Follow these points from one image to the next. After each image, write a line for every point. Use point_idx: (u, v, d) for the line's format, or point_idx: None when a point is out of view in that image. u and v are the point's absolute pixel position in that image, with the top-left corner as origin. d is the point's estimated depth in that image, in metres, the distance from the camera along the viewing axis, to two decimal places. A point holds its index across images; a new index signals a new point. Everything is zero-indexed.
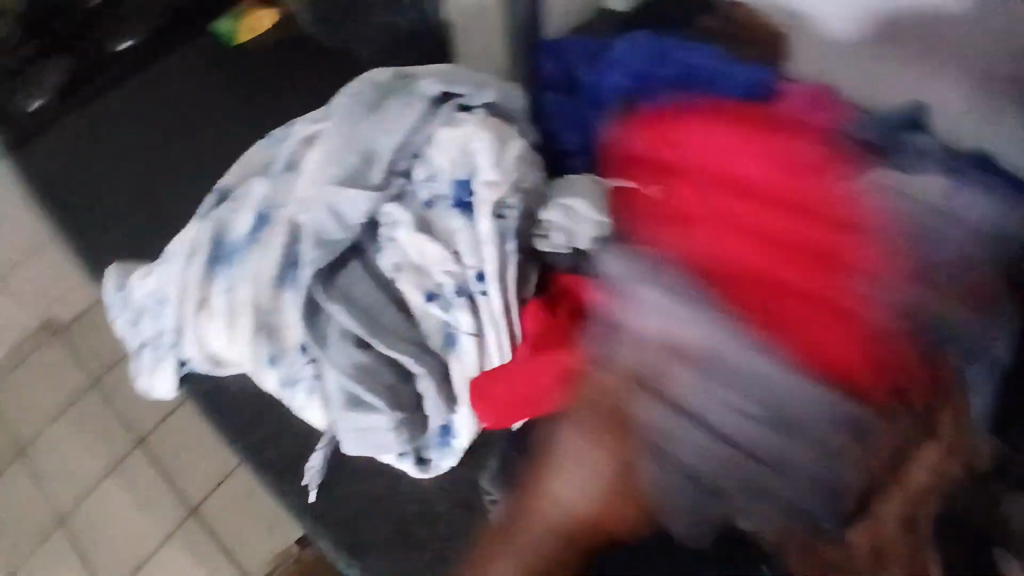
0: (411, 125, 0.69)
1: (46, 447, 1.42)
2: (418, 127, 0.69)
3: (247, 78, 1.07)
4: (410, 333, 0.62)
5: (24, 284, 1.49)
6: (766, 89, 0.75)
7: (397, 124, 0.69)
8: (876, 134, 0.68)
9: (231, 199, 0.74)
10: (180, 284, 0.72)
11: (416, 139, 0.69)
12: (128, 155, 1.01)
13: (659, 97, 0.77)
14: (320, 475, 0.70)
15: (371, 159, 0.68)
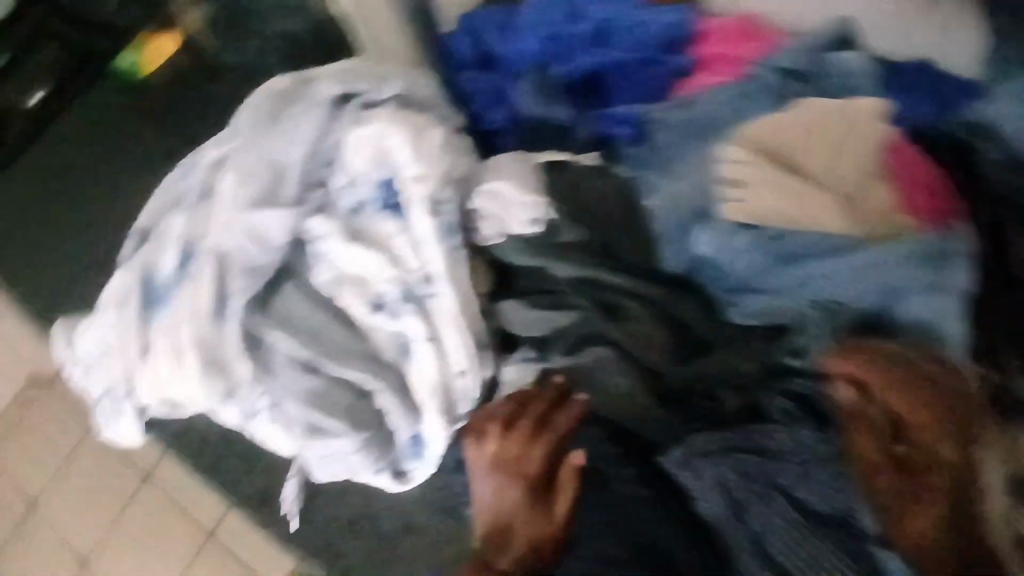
0: (314, 136, 0.62)
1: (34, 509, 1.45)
2: (324, 136, 0.63)
3: (162, 110, 1.05)
4: (357, 347, 0.61)
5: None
6: (679, 33, 0.80)
7: (296, 135, 0.63)
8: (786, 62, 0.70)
9: (153, 238, 0.70)
10: (122, 338, 0.70)
11: (320, 150, 0.63)
12: (68, 205, 1.02)
13: (577, 56, 0.81)
14: (299, 508, 0.68)
15: (280, 175, 0.62)
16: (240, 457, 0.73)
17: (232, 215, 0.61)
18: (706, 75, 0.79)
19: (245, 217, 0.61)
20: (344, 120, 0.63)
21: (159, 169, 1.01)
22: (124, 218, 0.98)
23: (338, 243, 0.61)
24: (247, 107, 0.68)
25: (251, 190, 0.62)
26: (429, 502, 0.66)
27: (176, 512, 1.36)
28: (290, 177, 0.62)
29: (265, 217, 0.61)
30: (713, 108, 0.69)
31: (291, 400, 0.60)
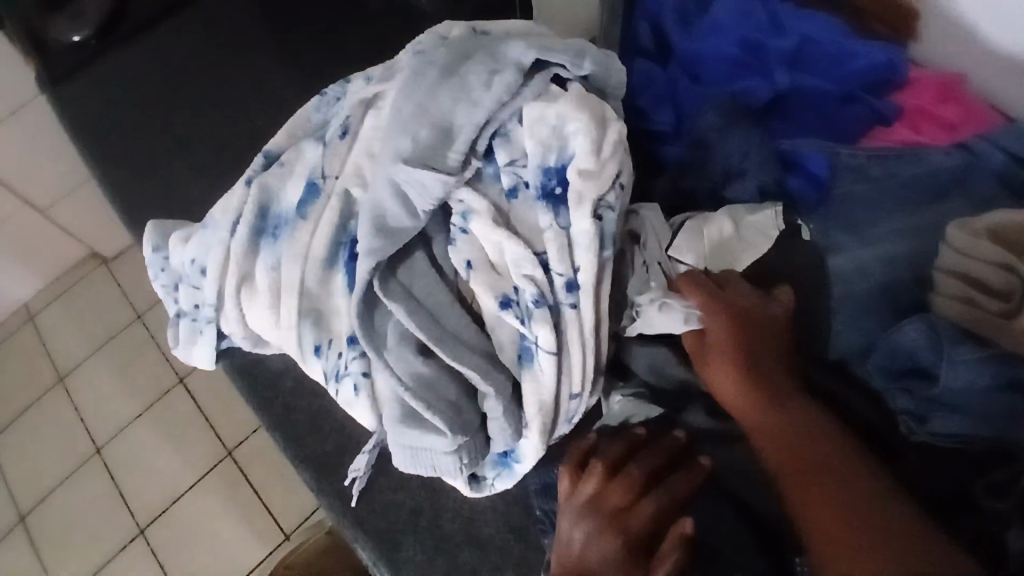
0: (494, 100, 0.56)
1: (90, 378, 1.57)
2: (503, 103, 0.56)
3: (300, 28, 1.01)
4: (475, 340, 0.56)
5: (71, 212, 1.52)
6: (890, 74, 0.67)
7: (473, 93, 0.56)
8: (1017, 144, 0.61)
9: (281, 164, 0.65)
10: (223, 256, 0.65)
11: (495, 116, 0.56)
12: (181, 100, 0.98)
13: (771, 74, 0.71)
14: (363, 480, 0.63)
15: (447, 132, 0.56)
16: (309, 411, 0.69)
17: (383, 164, 0.56)
18: (910, 133, 0.66)
19: (396, 170, 0.55)
20: (526, 93, 0.57)
21: (280, 85, 0.97)
22: (235, 129, 0.95)
23: (484, 225, 0.56)
24: (421, 52, 0.63)
25: (407, 141, 0.56)
26: (500, 514, 0.62)
27: (195, 411, 1.50)
28: (453, 139, 0.56)
29: (416, 175, 0.55)
30: (921, 175, 0.59)
31: (391, 375, 0.55)
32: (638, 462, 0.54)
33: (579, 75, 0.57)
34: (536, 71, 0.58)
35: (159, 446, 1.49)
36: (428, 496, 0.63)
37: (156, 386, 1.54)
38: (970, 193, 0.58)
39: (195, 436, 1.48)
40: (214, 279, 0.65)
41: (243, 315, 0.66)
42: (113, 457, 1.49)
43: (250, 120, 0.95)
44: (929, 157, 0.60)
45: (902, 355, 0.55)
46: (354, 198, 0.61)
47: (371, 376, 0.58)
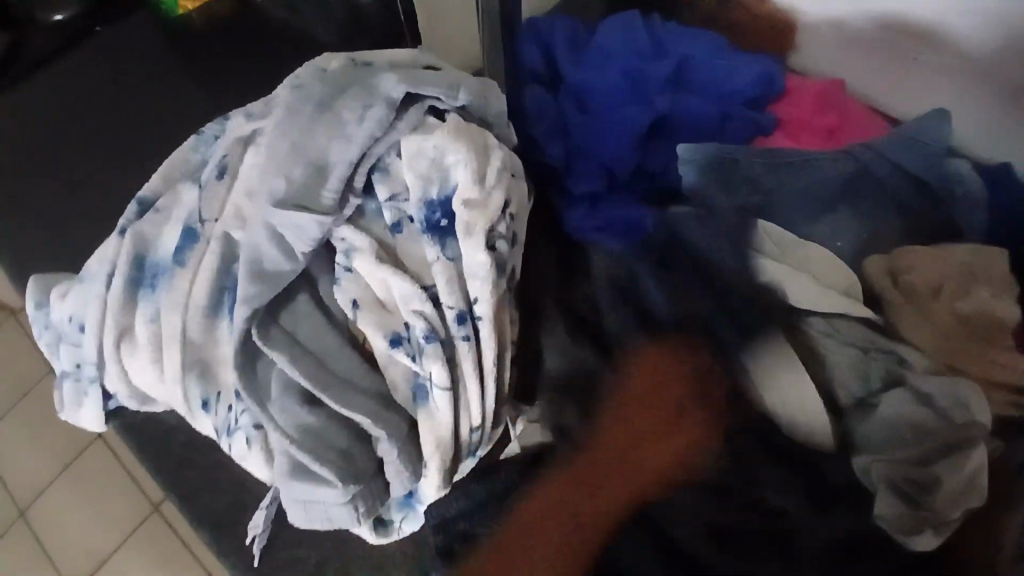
0: (368, 134, 0.55)
1: (0, 440, 1.46)
2: (378, 137, 0.55)
3: (193, 62, 0.98)
4: (366, 382, 0.54)
5: None
6: (768, 89, 0.74)
7: (348, 129, 0.55)
8: (911, 162, 0.64)
9: (156, 211, 0.63)
10: (100, 311, 0.62)
11: (373, 150, 0.55)
12: (67, 143, 0.92)
13: (653, 96, 0.73)
14: (263, 538, 0.60)
15: (322, 170, 0.54)
16: (207, 466, 0.66)
17: (258, 207, 0.54)
18: (791, 141, 0.72)
19: (269, 213, 0.53)
20: (401, 126, 0.55)
21: (174, 121, 0.93)
22: (125, 169, 0.90)
23: (367, 262, 0.54)
24: (297, 86, 0.61)
25: (280, 181, 0.54)
26: (410, 556, 0.60)
27: (118, 466, 1.42)
28: (327, 176, 0.54)
29: (292, 217, 0.53)
30: (811, 185, 0.64)
31: (275, 428, 0.52)
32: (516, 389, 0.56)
33: (456, 106, 0.57)
34: (409, 101, 0.57)
35: (78, 509, 1.39)
36: (336, 546, 0.60)
37: (73, 444, 1.45)
38: (859, 199, 0.63)
39: (119, 493, 1.40)
40: (93, 337, 0.61)
41: (126, 371, 0.63)
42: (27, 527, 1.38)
43: (140, 160, 0.90)
44: (819, 165, 0.65)
45: (858, 375, 0.52)
46: (235, 241, 0.59)
47: (262, 428, 0.56)
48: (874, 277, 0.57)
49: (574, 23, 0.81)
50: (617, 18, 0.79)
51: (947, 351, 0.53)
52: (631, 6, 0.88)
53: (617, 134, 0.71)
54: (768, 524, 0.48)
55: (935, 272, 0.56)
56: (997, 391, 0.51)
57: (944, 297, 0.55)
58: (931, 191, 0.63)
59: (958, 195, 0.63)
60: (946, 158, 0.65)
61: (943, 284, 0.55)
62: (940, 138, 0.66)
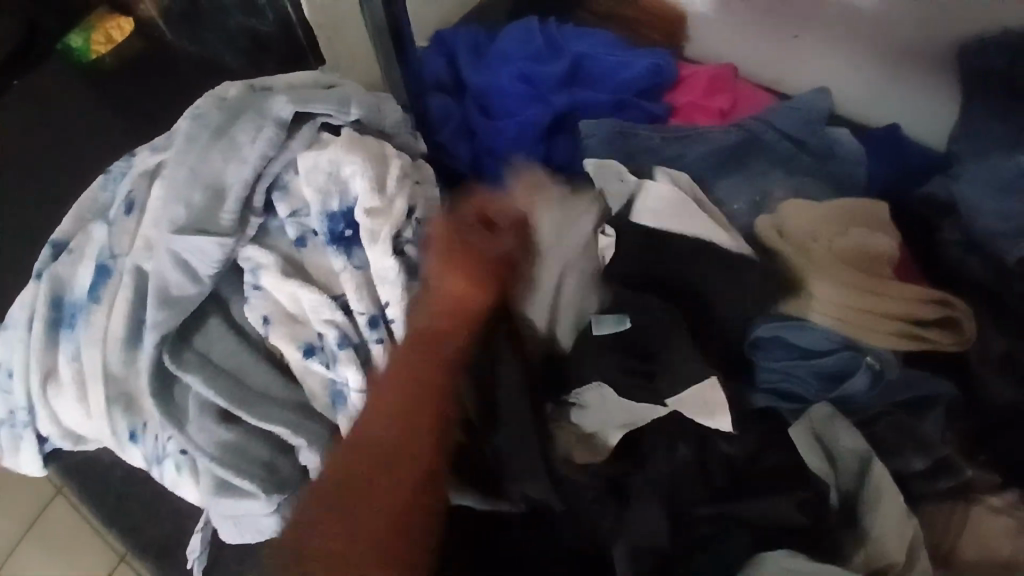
0: (262, 155, 0.56)
1: None
2: (273, 157, 0.57)
3: (111, 104, 0.98)
4: (284, 397, 0.55)
5: None
6: (662, 78, 0.78)
7: (241, 150, 0.57)
8: (792, 124, 0.70)
9: (69, 252, 0.64)
10: (25, 356, 0.63)
11: (269, 168, 0.57)
12: None
13: (551, 95, 0.76)
14: (203, 560, 0.61)
15: (219, 193, 0.56)
16: (146, 497, 0.67)
17: (159, 235, 0.55)
18: (686, 125, 0.76)
19: (172, 241, 0.55)
20: (295, 144, 0.58)
21: (92, 165, 0.93)
22: (47, 215, 0.90)
23: (275, 278, 0.55)
24: (197, 112, 0.62)
25: (182, 211, 0.55)
26: None
27: (83, 517, 1.37)
28: (224, 200, 0.56)
29: (192, 242, 0.55)
30: (703, 153, 0.68)
31: (197, 450, 0.54)
32: None
33: (350, 120, 0.59)
34: (304, 121, 0.59)
35: (50, 565, 1.34)
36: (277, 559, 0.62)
37: (36, 501, 1.39)
38: (743, 166, 0.68)
39: (88, 544, 1.36)
40: (21, 381, 0.62)
41: (55, 413, 0.63)
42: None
43: (62, 206, 0.90)
44: (711, 136, 0.69)
45: (762, 344, 0.57)
46: (146, 272, 0.60)
47: (190, 452, 0.57)
48: (763, 234, 0.61)
49: (476, 32, 0.84)
50: (515, 24, 0.82)
51: (842, 300, 0.56)
52: (530, 11, 0.92)
53: (518, 139, 0.74)
54: (697, 499, 0.52)
55: (817, 226, 0.60)
56: (890, 322, 0.56)
57: (823, 244, 0.59)
58: (809, 150, 0.69)
59: (828, 149, 0.69)
60: (826, 125, 0.71)
61: (823, 233, 0.60)
62: (822, 100, 0.72)
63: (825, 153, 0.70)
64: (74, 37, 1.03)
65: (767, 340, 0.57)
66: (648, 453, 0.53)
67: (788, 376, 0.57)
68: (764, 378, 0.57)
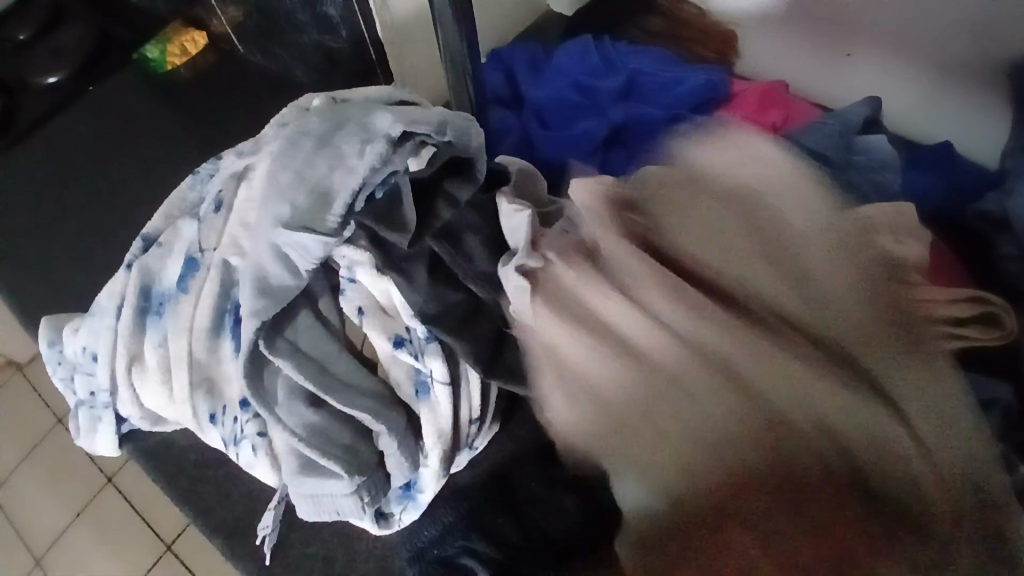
0: (368, 166, 0.60)
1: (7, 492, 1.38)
2: (377, 169, 0.60)
3: (184, 111, 1.04)
4: (364, 384, 0.60)
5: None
6: (714, 93, 0.81)
7: (347, 159, 0.60)
8: (818, 143, 0.73)
9: (158, 247, 0.69)
10: (112, 341, 0.67)
11: (372, 180, 0.60)
12: (67, 197, 0.98)
13: (607, 108, 0.80)
14: (274, 537, 0.65)
15: (323, 197, 0.59)
16: (219, 479, 0.72)
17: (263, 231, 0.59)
18: (738, 138, 0.79)
19: (277, 236, 0.59)
20: (396, 159, 0.61)
21: (167, 168, 0.99)
22: (125, 214, 0.96)
23: (369, 273, 0.60)
24: (284, 125, 0.67)
25: (286, 206, 0.59)
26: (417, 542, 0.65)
27: (128, 508, 1.33)
28: (331, 203, 0.59)
29: (296, 239, 0.58)
30: None
31: (283, 430, 0.58)
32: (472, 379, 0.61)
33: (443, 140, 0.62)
34: (403, 139, 0.62)
35: (93, 554, 1.30)
36: (341, 540, 0.67)
37: (82, 487, 1.36)
38: None
39: (129, 539, 1.31)
40: (107, 365, 0.67)
41: (138, 395, 0.68)
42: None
43: (139, 206, 0.96)
44: (740, 159, 0.73)
45: None
46: (232, 267, 0.63)
47: (267, 434, 0.61)
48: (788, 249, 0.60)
49: (533, 49, 0.88)
50: (571, 42, 0.86)
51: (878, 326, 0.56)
52: (584, 29, 0.96)
53: (580, 145, 0.78)
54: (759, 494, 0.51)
55: (834, 236, 0.59)
56: (929, 324, 0.56)
57: (854, 261, 0.58)
58: (833, 166, 0.72)
59: (857, 163, 0.72)
60: (859, 136, 0.75)
61: (840, 241, 0.59)
62: (852, 121, 0.75)
63: (852, 167, 0.72)
64: (151, 48, 1.10)
65: None
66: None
67: None
68: None
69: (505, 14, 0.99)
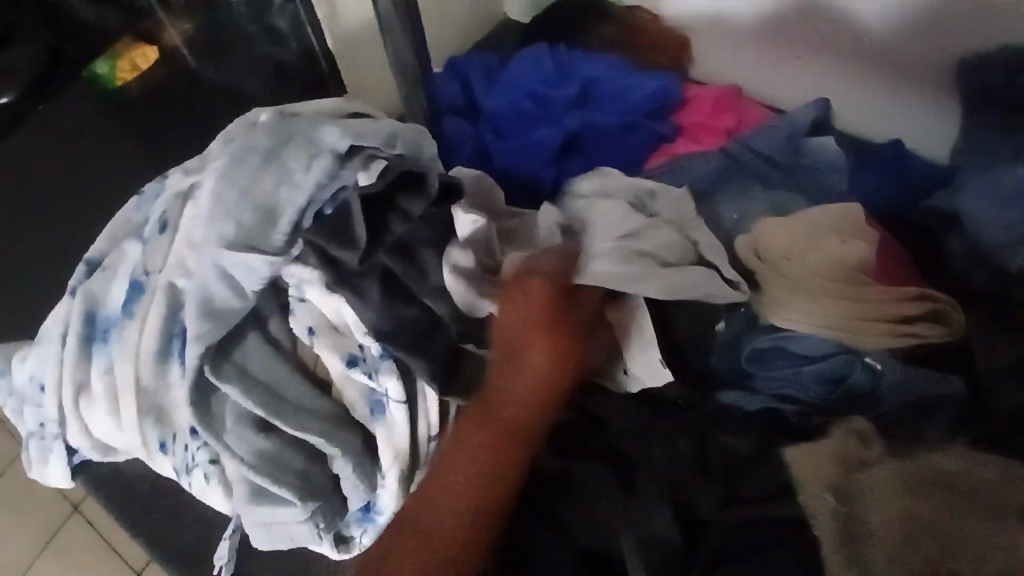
0: (316, 182, 0.60)
1: None
2: (325, 184, 0.60)
3: (136, 129, 1.02)
4: (315, 407, 0.58)
5: None
6: (668, 99, 0.81)
7: (294, 175, 0.60)
8: (769, 147, 0.74)
9: (104, 271, 0.67)
10: (58, 370, 0.65)
11: (320, 196, 0.60)
12: (13, 220, 0.95)
13: (562, 116, 0.80)
14: (230, 567, 0.63)
15: (270, 215, 0.59)
16: (175, 507, 0.69)
17: (207, 250, 0.58)
18: (692, 143, 0.80)
19: (221, 256, 0.58)
20: (345, 173, 0.61)
21: (119, 188, 0.97)
22: (76, 236, 0.93)
23: (318, 291, 0.58)
24: (229, 142, 0.66)
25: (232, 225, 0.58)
26: None
27: (96, 536, 1.28)
28: (278, 220, 0.59)
29: (243, 258, 0.57)
30: (687, 183, 0.72)
31: (234, 457, 0.57)
32: (427, 398, 0.59)
33: (393, 154, 0.63)
34: (350, 154, 0.62)
35: None
36: (301, 565, 0.65)
37: (46, 517, 1.31)
38: (729, 187, 0.71)
39: (97, 569, 1.26)
40: (54, 395, 0.65)
41: (87, 425, 0.65)
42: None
43: (90, 226, 0.94)
44: (694, 165, 0.74)
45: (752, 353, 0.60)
46: (178, 288, 0.62)
47: (219, 462, 0.59)
48: (742, 254, 0.63)
49: (488, 58, 0.88)
50: (526, 51, 0.86)
51: (817, 323, 0.58)
52: (540, 36, 0.96)
53: (533, 155, 0.78)
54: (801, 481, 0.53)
55: (791, 242, 0.62)
56: (872, 324, 0.58)
57: (798, 262, 0.60)
58: (785, 169, 0.73)
59: (809, 165, 0.73)
60: (807, 138, 0.75)
61: (793, 249, 0.61)
62: (803, 124, 0.76)
63: (804, 170, 0.73)
64: (96, 64, 1.04)
65: (762, 349, 0.59)
66: (647, 450, 0.56)
67: (786, 384, 0.59)
68: (768, 387, 0.59)
69: (461, 23, 0.98)
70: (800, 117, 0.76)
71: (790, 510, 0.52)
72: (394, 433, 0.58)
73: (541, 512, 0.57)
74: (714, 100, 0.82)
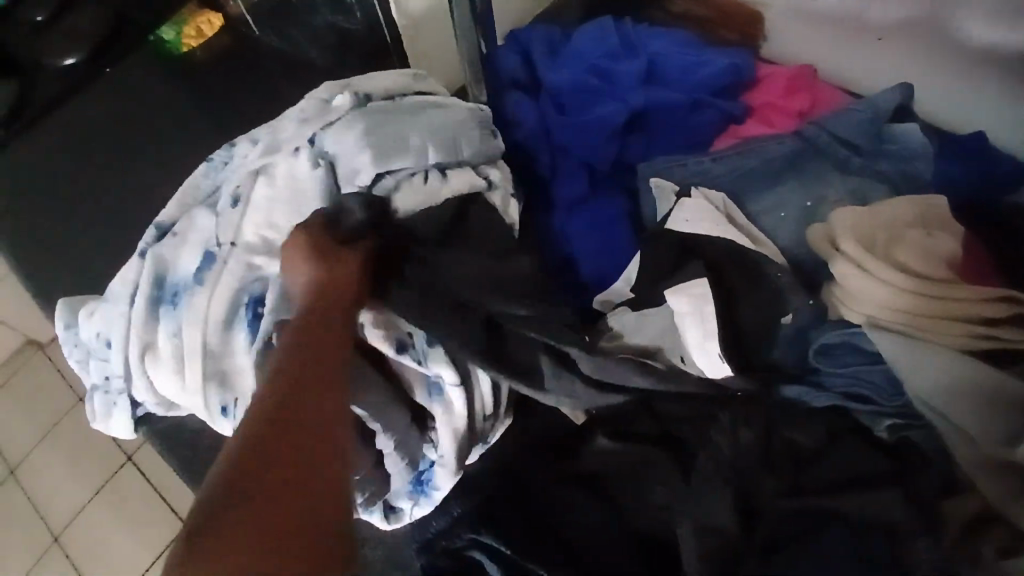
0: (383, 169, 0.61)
1: (31, 466, 1.38)
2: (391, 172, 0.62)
3: (200, 94, 1.04)
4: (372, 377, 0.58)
5: None
6: (739, 78, 0.79)
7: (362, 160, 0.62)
8: (847, 131, 0.71)
9: (173, 237, 0.68)
10: (126, 328, 0.67)
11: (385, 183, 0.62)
12: (84, 178, 0.98)
13: (627, 93, 0.78)
14: None
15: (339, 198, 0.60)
16: None
17: None
18: (762, 125, 0.77)
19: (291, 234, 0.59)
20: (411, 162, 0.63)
21: (182, 150, 0.98)
22: (142, 195, 0.96)
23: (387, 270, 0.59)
24: (303, 124, 0.67)
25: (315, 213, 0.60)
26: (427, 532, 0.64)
27: (147, 485, 1.34)
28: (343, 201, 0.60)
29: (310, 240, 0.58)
30: (757, 167, 0.70)
31: None
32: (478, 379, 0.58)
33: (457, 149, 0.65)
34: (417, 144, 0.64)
35: (112, 530, 1.31)
36: None
37: (102, 465, 1.37)
38: (802, 173, 0.69)
39: (148, 517, 1.31)
40: (121, 353, 0.67)
41: (153, 383, 0.68)
42: (65, 553, 1.30)
43: (156, 187, 0.96)
44: (765, 147, 0.71)
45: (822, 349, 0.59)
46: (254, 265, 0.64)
47: None
48: (815, 244, 0.62)
49: (551, 30, 0.86)
50: (591, 24, 0.83)
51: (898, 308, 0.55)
52: (604, 11, 0.93)
53: (596, 132, 0.76)
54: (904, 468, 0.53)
55: (869, 233, 0.60)
56: (954, 323, 0.55)
57: (879, 252, 0.58)
58: (862, 154, 0.70)
59: (888, 152, 0.70)
60: (890, 124, 0.71)
61: (873, 239, 0.59)
62: (886, 107, 0.72)
63: (883, 157, 0.70)
64: (168, 30, 1.10)
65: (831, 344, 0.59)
66: (706, 435, 0.57)
67: (853, 380, 0.58)
68: (835, 383, 0.59)
69: None
70: (880, 100, 0.73)
71: (858, 508, 0.51)
72: (451, 411, 0.57)
73: (600, 497, 0.57)
74: (789, 80, 0.79)
